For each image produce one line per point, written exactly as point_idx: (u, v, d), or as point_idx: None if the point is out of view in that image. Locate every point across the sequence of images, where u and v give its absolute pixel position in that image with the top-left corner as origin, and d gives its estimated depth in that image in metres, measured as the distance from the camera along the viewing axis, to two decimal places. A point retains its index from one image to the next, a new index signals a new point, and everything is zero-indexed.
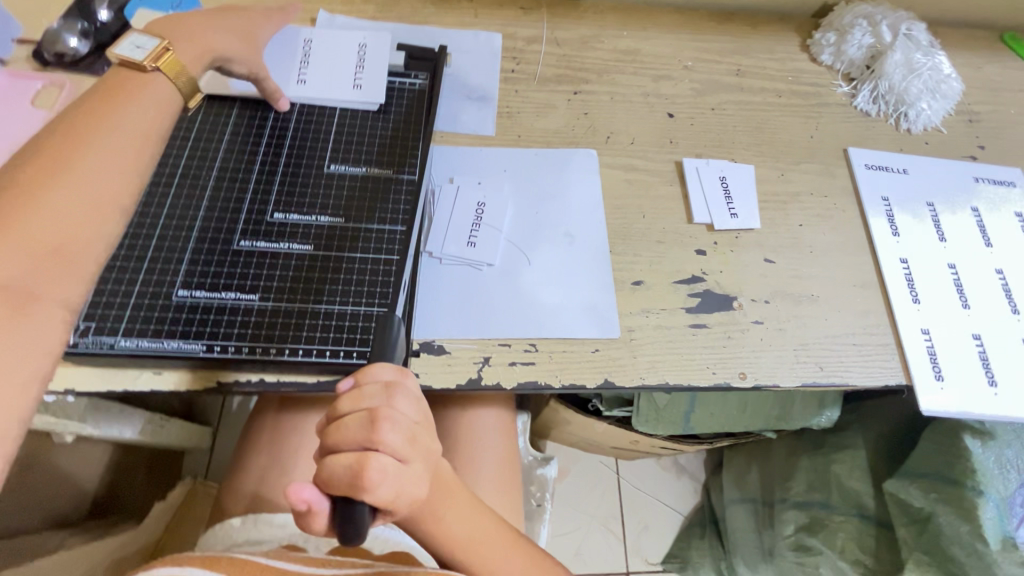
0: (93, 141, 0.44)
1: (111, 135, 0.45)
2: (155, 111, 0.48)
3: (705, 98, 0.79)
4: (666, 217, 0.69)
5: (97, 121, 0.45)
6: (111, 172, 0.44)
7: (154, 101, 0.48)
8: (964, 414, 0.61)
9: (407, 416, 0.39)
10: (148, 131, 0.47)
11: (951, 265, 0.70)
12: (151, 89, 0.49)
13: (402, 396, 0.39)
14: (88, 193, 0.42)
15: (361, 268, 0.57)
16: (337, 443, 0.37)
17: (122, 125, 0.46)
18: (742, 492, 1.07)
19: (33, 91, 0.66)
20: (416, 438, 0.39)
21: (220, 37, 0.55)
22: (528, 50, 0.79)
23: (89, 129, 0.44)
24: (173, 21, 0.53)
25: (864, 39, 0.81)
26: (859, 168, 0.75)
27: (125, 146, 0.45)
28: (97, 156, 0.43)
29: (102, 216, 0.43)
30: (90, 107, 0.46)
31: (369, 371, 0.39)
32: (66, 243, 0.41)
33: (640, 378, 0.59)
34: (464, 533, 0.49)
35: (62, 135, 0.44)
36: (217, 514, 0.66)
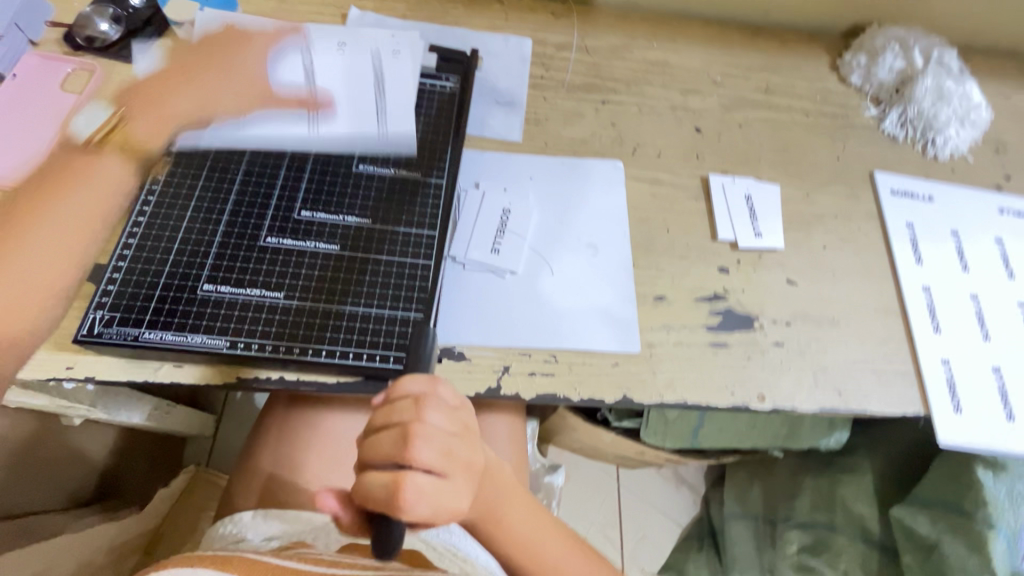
0: (20, 238, 0.52)
1: (48, 222, 0.53)
2: (98, 189, 0.55)
3: (732, 114, 0.79)
4: (689, 233, 0.69)
5: (44, 201, 0.53)
6: (55, 254, 0.52)
7: (95, 178, 0.55)
8: (981, 447, 0.61)
9: (442, 433, 0.38)
10: (95, 209, 0.55)
11: (973, 295, 0.69)
12: (93, 172, 0.55)
13: (437, 412, 0.39)
14: (32, 278, 0.51)
15: (386, 271, 0.57)
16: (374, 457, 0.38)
17: (60, 212, 0.53)
18: (743, 508, 1.03)
19: (62, 74, 0.66)
20: (451, 455, 0.38)
21: (185, 101, 0.59)
22: (557, 57, 0.79)
23: (21, 223, 0.52)
24: (145, 90, 0.58)
25: (895, 63, 0.81)
26: (884, 193, 0.75)
27: (64, 230, 0.53)
28: (29, 247, 0.52)
29: (34, 305, 0.51)
30: (34, 192, 0.54)
31: (399, 385, 0.39)
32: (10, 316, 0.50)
33: (659, 395, 0.59)
34: (527, 534, 0.52)
35: (0, 224, 0.52)
36: (225, 508, 0.66)
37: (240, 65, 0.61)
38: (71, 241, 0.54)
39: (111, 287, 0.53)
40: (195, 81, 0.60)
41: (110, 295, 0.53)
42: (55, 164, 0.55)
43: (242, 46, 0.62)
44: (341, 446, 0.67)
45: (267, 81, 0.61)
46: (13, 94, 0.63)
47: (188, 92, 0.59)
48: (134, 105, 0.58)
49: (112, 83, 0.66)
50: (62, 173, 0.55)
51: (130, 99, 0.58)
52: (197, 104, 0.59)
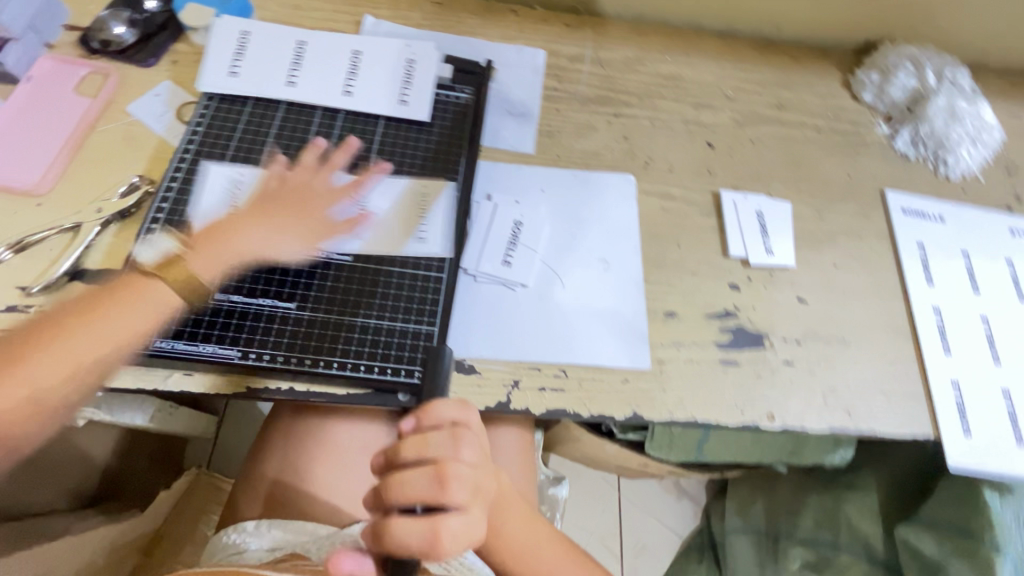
0: (53, 352, 0.47)
1: (82, 339, 0.48)
2: (140, 318, 0.50)
3: (744, 130, 0.78)
4: (701, 249, 0.69)
5: (92, 317, 0.49)
6: (73, 375, 0.47)
7: (146, 306, 0.50)
8: (990, 471, 0.61)
9: (469, 461, 0.46)
10: (127, 339, 0.49)
11: (983, 317, 0.69)
12: (145, 295, 0.50)
13: (466, 440, 0.46)
14: (40, 396, 0.46)
15: (398, 284, 0.58)
16: (406, 488, 0.44)
17: (99, 330, 0.48)
18: (745, 522, 1.04)
19: (77, 78, 0.66)
20: (478, 480, 0.46)
21: (254, 236, 0.55)
22: (570, 69, 0.79)
23: (58, 331, 0.48)
24: (215, 228, 0.55)
25: (908, 82, 0.81)
26: (896, 212, 0.75)
27: (91, 352, 0.48)
28: (55, 363, 0.47)
29: (32, 421, 0.46)
30: (93, 300, 0.50)
31: (431, 412, 0.47)
32: (7, 430, 0.46)
33: (669, 413, 0.59)
34: (525, 541, 0.54)
35: (44, 325, 0.48)
36: (230, 514, 0.66)
37: (317, 201, 0.58)
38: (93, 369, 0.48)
39: None
40: (265, 220, 0.56)
41: None
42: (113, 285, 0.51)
43: (311, 169, 0.60)
44: (347, 455, 0.67)
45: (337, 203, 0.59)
46: (29, 97, 0.63)
47: (258, 227, 0.55)
48: (201, 242, 0.53)
49: (127, 87, 0.66)
50: (116, 300, 0.50)
51: (201, 236, 0.54)
52: (266, 241, 0.55)
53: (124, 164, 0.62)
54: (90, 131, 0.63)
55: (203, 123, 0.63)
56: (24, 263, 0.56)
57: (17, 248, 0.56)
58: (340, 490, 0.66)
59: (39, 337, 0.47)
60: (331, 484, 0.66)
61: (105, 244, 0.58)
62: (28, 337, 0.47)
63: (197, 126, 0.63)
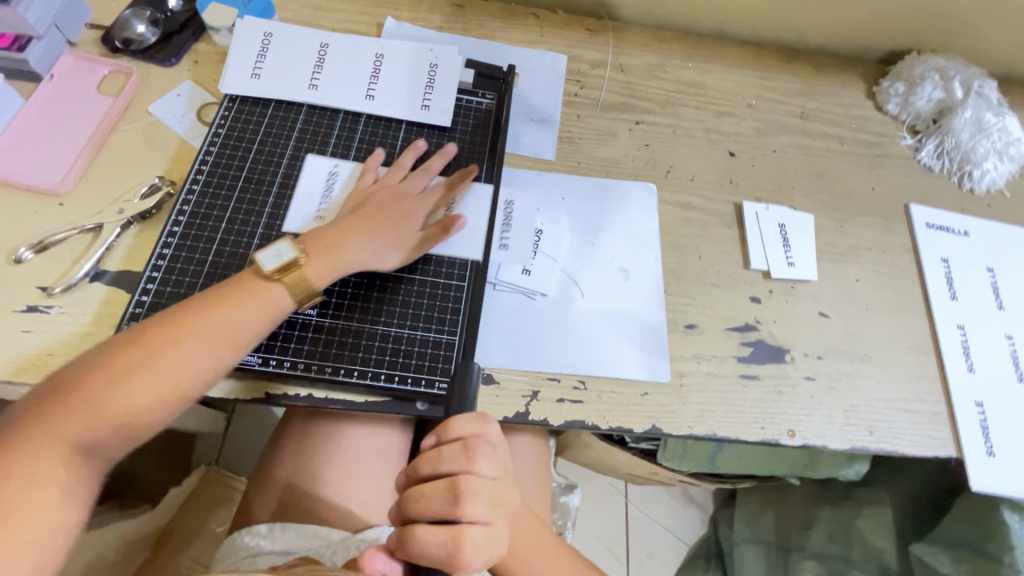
0: (179, 346, 0.48)
1: (206, 335, 0.49)
2: (257, 318, 0.51)
3: (767, 139, 0.77)
4: (722, 260, 0.68)
5: (213, 313, 0.50)
6: (196, 368, 0.49)
7: (263, 307, 0.51)
8: (1010, 493, 0.61)
9: (486, 473, 0.46)
10: (243, 339, 0.50)
11: (1008, 336, 0.68)
12: (262, 297, 0.51)
13: (482, 453, 0.46)
14: (167, 387, 0.48)
15: (419, 292, 0.58)
16: (426, 500, 0.45)
17: (220, 328, 0.49)
18: (755, 531, 1.03)
19: (100, 77, 0.66)
20: (495, 491, 0.47)
21: (362, 247, 0.55)
22: (592, 74, 0.78)
23: (182, 325, 0.49)
24: (325, 236, 0.55)
25: (934, 93, 0.78)
26: (920, 227, 0.74)
27: (213, 348, 0.49)
28: (180, 356, 0.48)
29: (159, 410, 0.48)
30: (214, 298, 0.51)
31: (451, 427, 0.47)
32: (126, 426, 0.47)
33: (688, 427, 0.59)
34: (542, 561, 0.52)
35: (167, 319, 0.49)
36: (242, 516, 0.66)
37: (408, 210, 0.59)
38: (143, 415, 0.47)
39: (146, 297, 0.54)
40: (373, 232, 0.56)
41: (144, 305, 0.54)
42: (164, 322, 0.49)
43: (416, 188, 0.61)
44: (362, 460, 0.66)
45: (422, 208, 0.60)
46: (52, 96, 0.63)
47: (366, 240, 0.56)
48: (315, 248, 0.54)
49: (148, 86, 0.66)
50: (172, 339, 0.48)
51: (313, 239, 0.55)
52: (372, 253, 0.56)
53: (145, 165, 0.62)
54: (112, 130, 0.63)
55: (225, 124, 0.63)
56: (45, 264, 0.56)
57: (38, 248, 0.56)
58: (353, 495, 0.65)
59: (167, 330, 0.48)
60: (345, 490, 0.65)
61: (125, 245, 0.58)
62: (77, 379, 0.46)
63: (219, 127, 0.63)
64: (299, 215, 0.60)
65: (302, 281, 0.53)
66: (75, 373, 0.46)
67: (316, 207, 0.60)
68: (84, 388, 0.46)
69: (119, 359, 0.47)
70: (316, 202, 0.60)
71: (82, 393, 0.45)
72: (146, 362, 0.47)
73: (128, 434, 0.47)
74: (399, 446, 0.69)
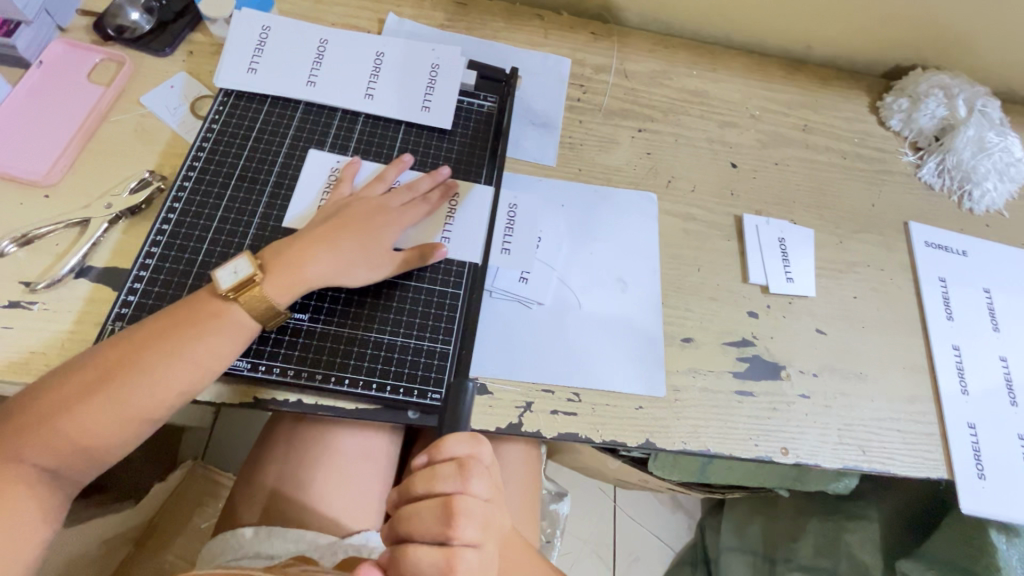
0: (141, 371, 0.47)
1: (168, 360, 0.48)
2: (222, 343, 0.50)
3: (769, 152, 0.77)
4: (720, 274, 0.67)
5: (176, 338, 0.49)
6: (159, 393, 0.48)
7: (229, 330, 0.50)
8: (999, 516, 0.61)
9: (479, 493, 0.45)
10: (208, 364, 0.49)
11: (1002, 358, 0.68)
12: (226, 319, 0.50)
13: (476, 474, 0.45)
14: (129, 413, 0.47)
15: (414, 299, 0.57)
16: (419, 521, 0.45)
17: (184, 353, 0.48)
18: (740, 540, 1.05)
19: (90, 65, 0.64)
20: (489, 512, 0.46)
21: (325, 262, 0.53)
22: (595, 79, 0.76)
23: (143, 350, 0.48)
24: (289, 246, 0.53)
25: (937, 111, 0.77)
26: (919, 245, 0.73)
27: (175, 374, 0.48)
28: (142, 381, 0.47)
29: (122, 433, 0.48)
30: (176, 319, 0.49)
31: (444, 448, 0.46)
32: (90, 448, 0.47)
33: (681, 442, 0.58)
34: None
35: (130, 342, 0.48)
36: (227, 518, 0.65)
37: (382, 223, 0.57)
38: (98, 442, 0.47)
39: (132, 298, 0.53)
40: (339, 246, 0.54)
41: (130, 305, 0.52)
42: (116, 349, 0.48)
43: (396, 203, 0.59)
44: (350, 466, 0.66)
45: (402, 224, 0.58)
46: (40, 84, 0.61)
47: (329, 254, 0.54)
48: (277, 261, 0.53)
49: (140, 77, 0.64)
50: (124, 368, 0.47)
51: (273, 253, 0.53)
52: (336, 268, 0.54)
53: (135, 158, 0.60)
54: (101, 121, 0.61)
55: (219, 120, 0.61)
56: (29, 258, 0.54)
57: (22, 241, 0.54)
58: (342, 500, 0.64)
59: (128, 354, 0.48)
60: (333, 497, 0.64)
61: (112, 241, 0.56)
62: (25, 408, 0.46)
63: (213, 122, 0.61)
64: (300, 204, 0.59)
65: (262, 298, 0.51)
66: (24, 402, 0.46)
67: (317, 197, 0.60)
68: (33, 417, 0.45)
69: (82, 383, 0.46)
70: (316, 192, 0.60)
71: (32, 423, 0.45)
72: (101, 389, 0.47)
73: (93, 457, 0.48)
74: (389, 451, 0.69)
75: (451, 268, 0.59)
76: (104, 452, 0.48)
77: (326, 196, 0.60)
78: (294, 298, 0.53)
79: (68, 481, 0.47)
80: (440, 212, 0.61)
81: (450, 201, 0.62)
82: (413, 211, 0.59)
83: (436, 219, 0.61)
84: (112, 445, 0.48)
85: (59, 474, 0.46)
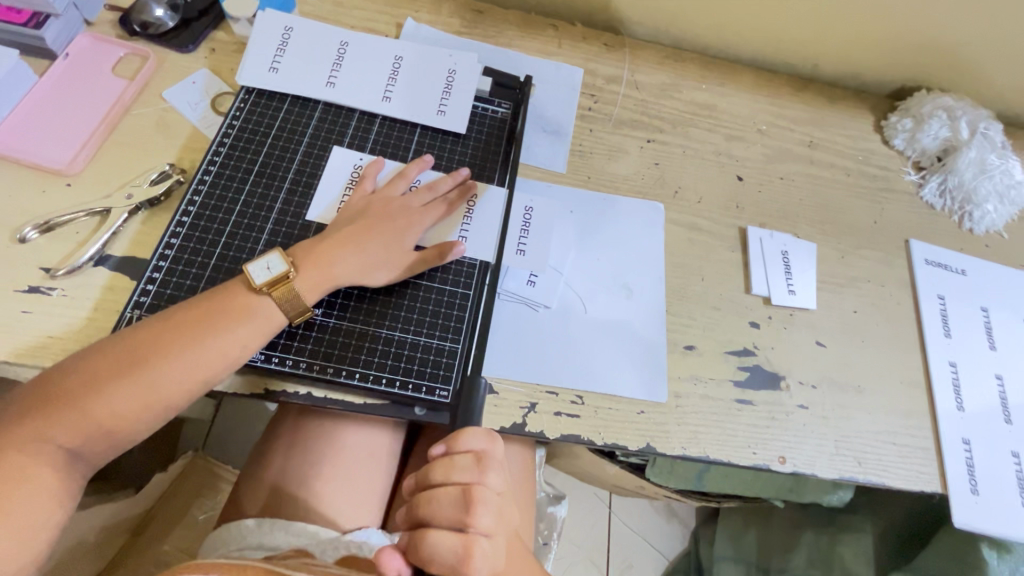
0: (168, 358, 0.49)
1: (196, 348, 0.49)
2: (250, 333, 0.51)
3: (774, 166, 0.78)
4: (724, 284, 0.69)
5: (205, 327, 0.50)
6: (185, 380, 0.49)
7: (256, 321, 0.51)
8: (991, 531, 0.62)
9: (495, 485, 0.47)
10: (234, 353, 0.50)
11: (998, 376, 0.69)
12: (254, 311, 0.52)
13: (492, 466, 0.47)
14: (155, 398, 0.49)
15: (425, 298, 0.58)
16: (437, 507, 0.46)
17: (212, 341, 0.50)
18: (736, 549, 1.04)
19: (115, 59, 0.65)
20: (501, 503, 0.47)
21: (349, 261, 0.55)
22: (606, 89, 0.78)
23: (172, 338, 0.49)
24: (313, 246, 0.55)
25: (940, 132, 0.78)
26: (919, 263, 0.75)
27: (202, 362, 0.50)
28: (170, 368, 0.49)
29: (147, 417, 0.49)
30: (204, 308, 0.51)
31: (463, 440, 0.47)
32: (114, 431, 0.48)
33: (680, 448, 0.59)
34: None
35: (160, 328, 0.49)
36: (231, 506, 0.66)
37: (403, 223, 0.59)
38: (122, 425, 0.48)
39: (150, 287, 0.54)
40: (362, 246, 0.56)
41: (149, 294, 0.54)
42: (145, 335, 0.49)
43: (416, 203, 0.61)
44: (355, 462, 0.67)
45: (422, 223, 0.60)
46: (65, 76, 0.63)
47: (355, 256, 0.55)
48: (304, 258, 0.54)
49: (163, 72, 0.66)
50: (151, 353, 0.48)
51: (304, 250, 0.55)
52: (360, 268, 0.55)
53: (156, 151, 0.62)
54: (124, 114, 0.63)
55: (240, 116, 0.63)
56: (49, 244, 0.55)
57: (43, 228, 0.56)
58: (344, 495, 0.65)
59: (158, 340, 0.49)
60: (336, 490, 0.65)
61: (131, 231, 0.58)
62: (52, 388, 0.46)
63: (234, 118, 0.63)
64: (322, 199, 0.61)
65: (293, 295, 0.53)
66: (51, 383, 0.47)
67: (339, 193, 0.61)
68: (60, 396, 0.46)
69: (110, 367, 0.47)
70: (338, 188, 0.61)
71: (60, 403, 0.46)
72: (129, 374, 0.48)
73: (115, 439, 0.49)
74: (391, 449, 0.69)
75: (463, 267, 0.60)
76: (126, 435, 0.49)
77: (348, 193, 0.61)
78: (321, 295, 0.54)
79: (86, 463, 0.48)
80: (458, 212, 0.63)
81: (468, 201, 0.63)
82: (433, 210, 0.61)
83: (455, 218, 0.62)
84: (136, 428, 0.49)
85: (80, 454, 0.47)
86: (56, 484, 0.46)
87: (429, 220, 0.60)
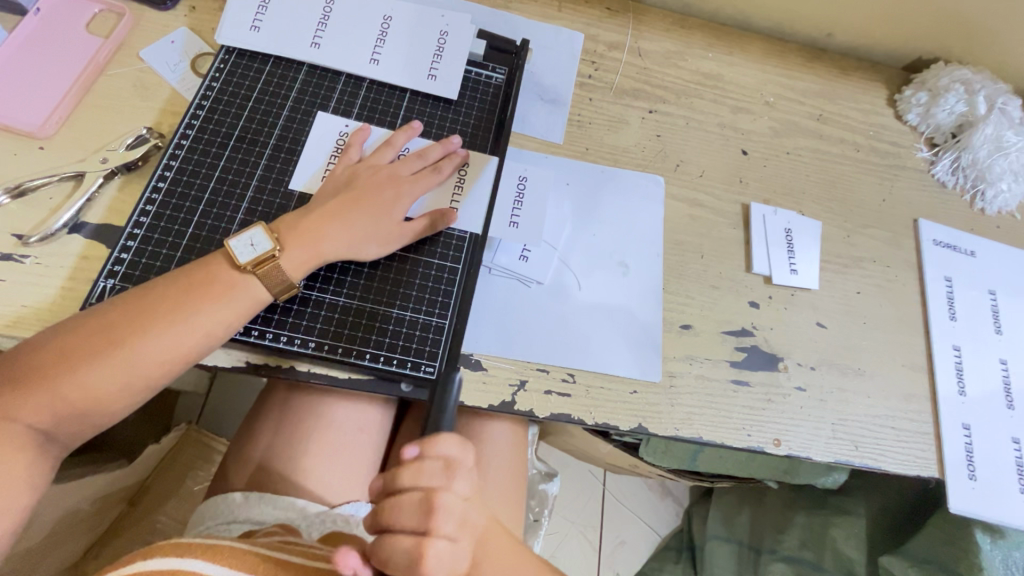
0: (145, 336, 0.47)
1: (174, 326, 0.48)
2: (231, 312, 0.49)
3: (781, 140, 0.75)
4: (724, 262, 0.66)
5: (183, 304, 0.48)
6: (163, 359, 0.48)
7: (240, 300, 0.50)
8: (985, 516, 0.61)
9: (460, 491, 0.46)
10: (214, 332, 0.49)
11: (1002, 361, 0.67)
12: (236, 288, 0.50)
13: (460, 474, 0.45)
14: (132, 378, 0.47)
15: (412, 272, 0.56)
16: (396, 509, 0.45)
17: (191, 320, 0.48)
18: (728, 530, 1.05)
19: (89, 14, 0.62)
20: (466, 509, 0.46)
21: (335, 234, 0.53)
22: (608, 56, 0.74)
23: (149, 316, 0.47)
24: (297, 220, 0.53)
25: (956, 106, 0.75)
26: (928, 244, 0.72)
27: (181, 340, 0.48)
28: (146, 347, 0.47)
29: (124, 397, 0.47)
30: (183, 285, 0.49)
31: (437, 448, 0.44)
32: (89, 411, 0.46)
33: (674, 428, 0.58)
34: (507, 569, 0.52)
35: (136, 306, 0.47)
36: (218, 480, 0.65)
37: (393, 194, 0.56)
38: (97, 405, 0.47)
39: (124, 256, 0.52)
40: (349, 220, 0.54)
41: (123, 263, 0.52)
42: (122, 312, 0.47)
43: (406, 173, 0.58)
44: (342, 439, 0.65)
45: (412, 192, 0.57)
46: (37, 31, 0.60)
47: (341, 231, 0.53)
48: (290, 232, 0.52)
49: (141, 31, 0.63)
50: (127, 332, 0.47)
51: (288, 225, 0.52)
52: (348, 243, 0.53)
53: (134, 114, 0.59)
54: (99, 73, 0.60)
55: (220, 78, 0.60)
56: (21, 210, 0.53)
57: (14, 193, 0.53)
58: (330, 473, 0.64)
59: (135, 318, 0.47)
60: (322, 465, 0.64)
61: (107, 198, 0.55)
62: (20, 366, 0.45)
63: (213, 79, 0.60)
64: (307, 168, 0.58)
65: (277, 272, 0.51)
66: (24, 359, 0.45)
67: (325, 160, 0.59)
68: (32, 374, 0.45)
69: (84, 345, 0.46)
70: (323, 157, 0.59)
71: (32, 381, 0.45)
72: (105, 353, 0.46)
73: (90, 419, 0.47)
74: (380, 426, 0.68)
75: (453, 240, 0.58)
76: (103, 415, 0.48)
77: (334, 162, 0.59)
78: (309, 273, 0.53)
79: (60, 441, 0.47)
80: (449, 181, 0.60)
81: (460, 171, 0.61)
82: (427, 178, 0.58)
83: (444, 188, 0.60)
84: (113, 408, 0.47)
85: (53, 434, 0.46)
86: (28, 456, 0.45)
87: (422, 189, 0.58)
